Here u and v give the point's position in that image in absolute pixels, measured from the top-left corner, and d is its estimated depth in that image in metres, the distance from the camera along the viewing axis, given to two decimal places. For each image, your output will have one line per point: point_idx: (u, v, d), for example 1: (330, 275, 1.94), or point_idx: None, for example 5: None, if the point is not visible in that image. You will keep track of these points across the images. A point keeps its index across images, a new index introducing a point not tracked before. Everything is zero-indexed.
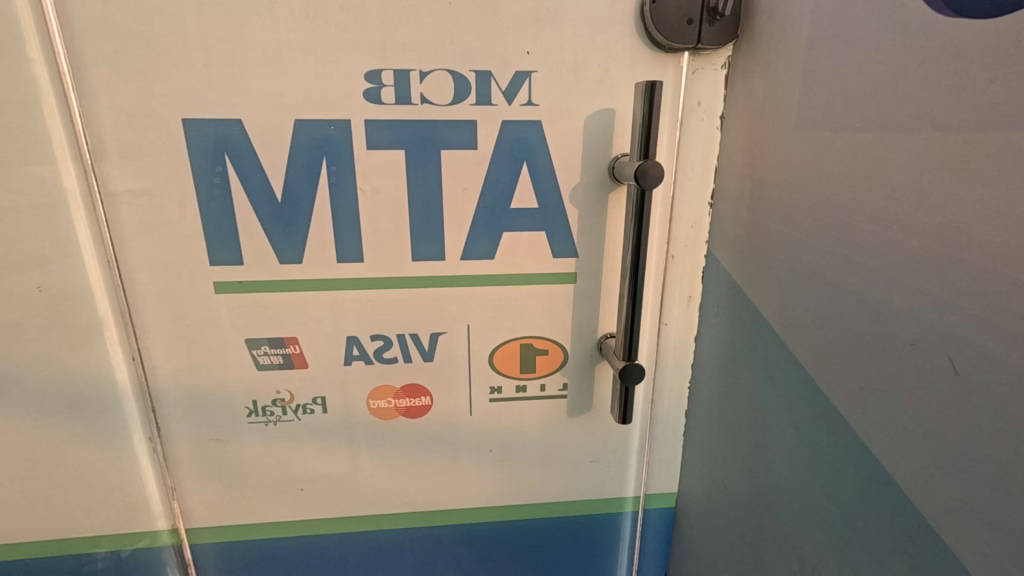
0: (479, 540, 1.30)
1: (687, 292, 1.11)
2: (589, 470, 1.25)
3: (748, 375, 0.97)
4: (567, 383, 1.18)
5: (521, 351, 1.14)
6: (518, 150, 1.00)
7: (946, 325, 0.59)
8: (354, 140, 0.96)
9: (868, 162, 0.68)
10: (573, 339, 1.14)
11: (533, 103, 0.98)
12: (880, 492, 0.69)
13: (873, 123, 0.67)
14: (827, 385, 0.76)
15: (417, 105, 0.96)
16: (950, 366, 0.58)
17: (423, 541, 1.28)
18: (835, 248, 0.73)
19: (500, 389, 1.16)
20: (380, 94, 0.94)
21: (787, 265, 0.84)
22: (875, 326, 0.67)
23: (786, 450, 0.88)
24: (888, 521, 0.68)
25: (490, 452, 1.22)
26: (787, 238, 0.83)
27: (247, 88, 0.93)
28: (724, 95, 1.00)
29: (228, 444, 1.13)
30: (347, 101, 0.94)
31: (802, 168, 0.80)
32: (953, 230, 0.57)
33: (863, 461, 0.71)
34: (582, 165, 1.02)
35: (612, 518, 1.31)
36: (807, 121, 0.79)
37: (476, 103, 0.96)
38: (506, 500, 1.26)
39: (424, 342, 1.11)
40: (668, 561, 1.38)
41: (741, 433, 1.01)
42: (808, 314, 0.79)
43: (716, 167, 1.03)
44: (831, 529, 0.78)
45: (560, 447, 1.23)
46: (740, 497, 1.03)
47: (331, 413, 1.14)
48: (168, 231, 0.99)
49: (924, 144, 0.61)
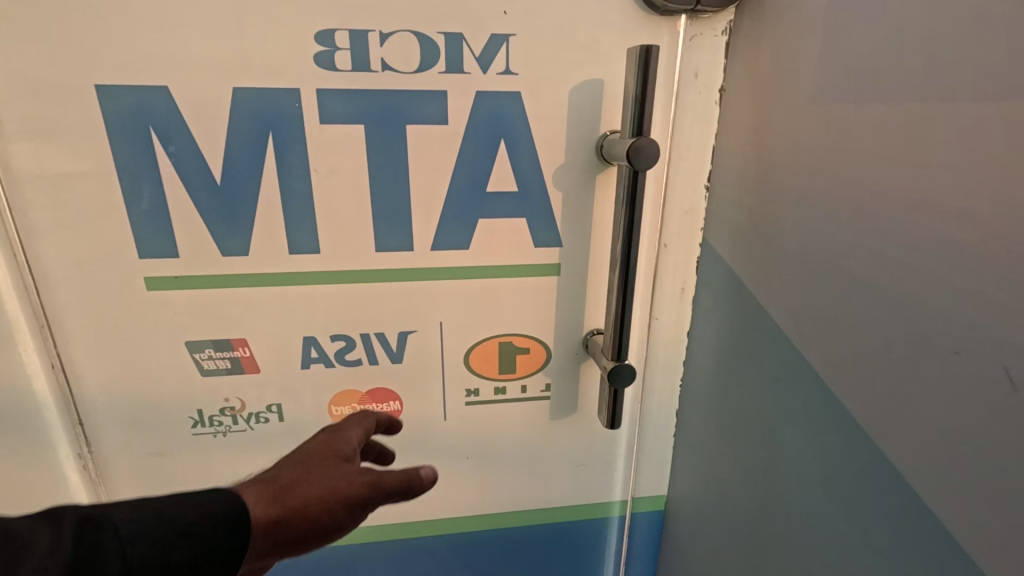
0: (471, 547, 1.22)
1: (680, 284, 1.01)
2: (574, 474, 1.17)
3: (749, 376, 0.89)
4: (550, 383, 1.08)
5: (500, 350, 1.04)
6: (493, 127, 0.88)
7: (999, 331, 0.50)
8: (304, 113, 0.83)
9: (901, 138, 0.58)
10: (557, 336, 1.04)
11: (511, 72, 0.86)
12: (905, 514, 0.61)
13: (910, 93, 0.57)
14: (843, 392, 0.68)
15: (377, 73, 0.83)
16: (1004, 380, 0.49)
17: (410, 549, 1.20)
18: (859, 238, 0.64)
19: (477, 391, 1.06)
20: (332, 59, 0.81)
21: (798, 256, 0.75)
22: (905, 330, 0.59)
23: (792, 459, 0.80)
24: (914, 546, 0.60)
25: (467, 459, 1.12)
26: (800, 226, 0.74)
27: (173, 50, 0.79)
28: (724, 65, 0.89)
29: (171, 458, 1.01)
30: (294, 67, 0.81)
31: (817, 146, 0.70)
32: (1012, 219, 0.48)
33: (885, 477, 0.63)
34: (567, 143, 0.91)
35: (598, 524, 1.23)
36: (827, 92, 0.69)
37: (446, 71, 0.84)
38: (484, 509, 1.17)
39: (392, 343, 1.00)
40: (655, 566, 1.31)
41: (740, 438, 0.93)
42: (822, 313, 0.70)
43: (715, 147, 0.93)
44: (845, 548, 0.71)
45: (543, 451, 1.14)
46: (737, 506, 0.95)
47: (288, 421, 1.02)
48: (86, 220, 0.85)
49: (976, 116, 0.51)
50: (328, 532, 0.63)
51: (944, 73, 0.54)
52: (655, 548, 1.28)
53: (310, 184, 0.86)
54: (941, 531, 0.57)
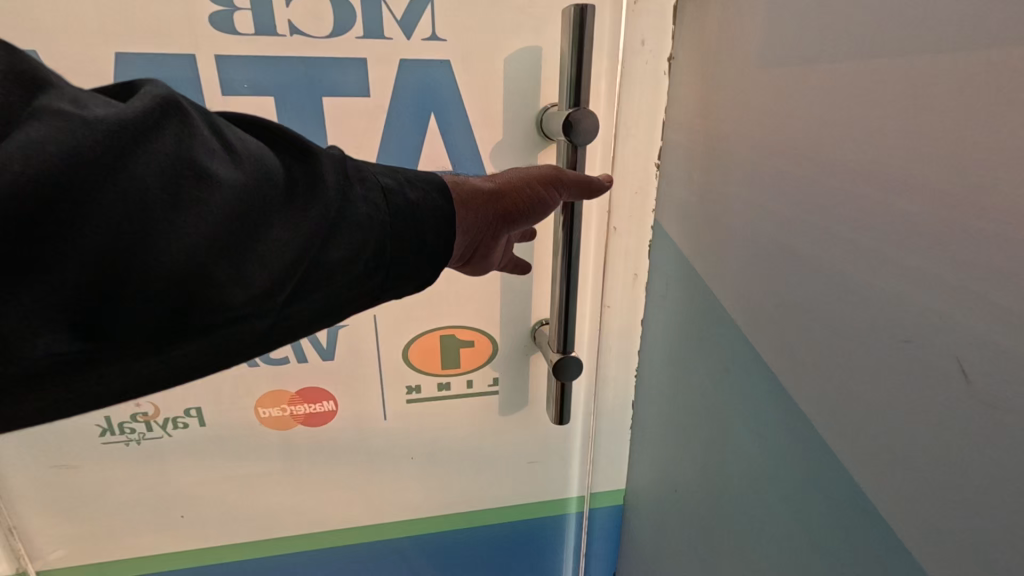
0: (444, 551, 1.16)
1: (630, 266, 0.95)
2: (528, 471, 1.11)
3: (699, 365, 0.83)
4: (497, 378, 1.02)
5: (442, 344, 0.96)
6: (422, 100, 0.79)
7: (952, 318, 0.44)
8: (203, 82, 0.74)
9: (851, 103, 0.52)
10: (502, 327, 0.97)
11: (438, 38, 0.77)
12: (851, 515, 0.56)
13: (861, 51, 0.51)
14: (791, 384, 0.63)
15: (285, 37, 0.73)
16: (957, 371, 0.44)
17: (377, 558, 1.13)
18: (808, 216, 0.58)
19: (419, 388, 0.99)
20: (231, 21, 0.72)
21: (747, 238, 0.69)
22: (855, 316, 0.53)
23: (741, 453, 0.75)
24: (861, 550, 0.55)
25: (412, 459, 1.05)
26: (749, 204, 0.68)
27: (42, 8, 0.68)
28: (672, 32, 0.82)
29: (80, 470, 0.92)
30: (187, 30, 0.71)
31: (767, 116, 0.64)
32: (967, 190, 0.42)
33: (832, 475, 0.58)
34: (504, 118, 0.83)
35: (555, 521, 1.18)
36: (775, 56, 0.62)
37: (365, 36, 0.75)
38: (434, 511, 1.11)
39: (322, 339, 0.92)
40: (616, 561, 1.26)
41: (691, 430, 0.88)
42: (771, 298, 0.65)
43: (665, 121, 0.87)
44: (793, 549, 0.66)
45: (494, 449, 1.08)
46: (689, 501, 0.91)
47: (210, 426, 0.94)
48: None
49: (929, 74, 0.45)
50: (523, 207, 0.67)
51: (896, 27, 0.47)
52: (614, 543, 1.24)
53: None
54: (887, 534, 0.52)
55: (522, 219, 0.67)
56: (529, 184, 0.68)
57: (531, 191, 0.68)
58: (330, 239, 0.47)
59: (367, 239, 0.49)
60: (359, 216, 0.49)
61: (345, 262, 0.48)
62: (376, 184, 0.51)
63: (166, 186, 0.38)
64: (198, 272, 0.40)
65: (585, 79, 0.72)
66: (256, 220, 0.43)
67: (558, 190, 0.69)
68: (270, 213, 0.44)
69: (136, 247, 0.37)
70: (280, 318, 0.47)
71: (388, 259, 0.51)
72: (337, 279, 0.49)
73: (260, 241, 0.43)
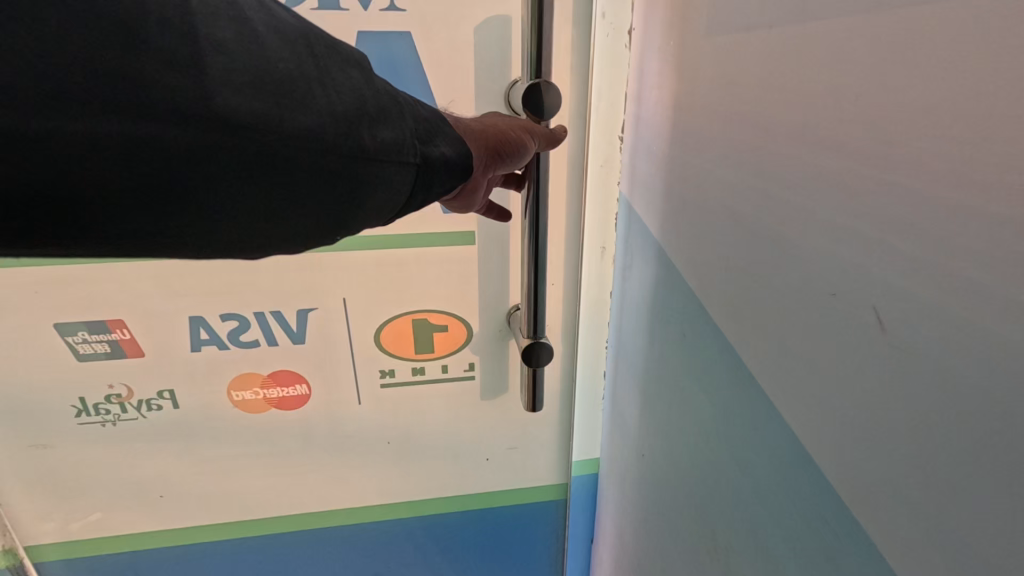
0: (435, 533, 1.16)
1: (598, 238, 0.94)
2: (508, 457, 1.10)
3: (654, 329, 0.82)
4: (474, 363, 0.99)
5: (415, 328, 0.94)
6: (383, 73, 0.77)
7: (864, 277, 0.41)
8: None
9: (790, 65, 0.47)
10: (476, 312, 0.95)
11: (397, 8, 0.74)
12: (775, 475, 0.55)
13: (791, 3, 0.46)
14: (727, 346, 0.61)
15: None
16: (867, 330, 0.41)
17: (365, 538, 1.13)
18: (744, 183, 0.55)
19: (393, 372, 0.97)
20: None
21: (695, 209, 0.66)
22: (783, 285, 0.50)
23: (688, 415, 0.74)
24: (782, 512, 0.54)
25: (389, 444, 1.04)
26: (697, 173, 0.65)
27: None
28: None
29: (57, 450, 0.93)
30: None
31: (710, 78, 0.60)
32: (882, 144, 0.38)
33: (760, 435, 0.57)
34: (469, 93, 0.79)
35: (537, 508, 1.16)
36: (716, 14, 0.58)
37: (320, 7, 0.72)
38: (414, 494, 1.10)
39: (292, 322, 0.91)
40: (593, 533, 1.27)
41: (648, 396, 0.88)
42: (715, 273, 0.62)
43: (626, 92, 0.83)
44: (729, 509, 0.65)
45: (473, 434, 1.06)
46: (648, 467, 0.91)
47: (184, 408, 0.94)
48: None
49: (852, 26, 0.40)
50: (507, 150, 0.64)
51: None
52: (594, 516, 1.26)
53: None
54: (803, 496, 0.50)
55: (505, 163, 0.65)
56: (509, 129, 0.65)
57: (513, 137, 0.65)
58: (382, 114, 0.46)
59: (413, 125, 0.49)
60: (402, 104, 0.49)
61: (394, 141, 0.46)
62: (406, 94, 0.52)
63: (257, 10, 0.40)
64: (281, 78, 0.39)
65: (546, 50, 0.68)
66: (327, 64, 0.44)
67: (534, 139, 0.67)
68: (340, 65, 0.45)
69: (240, 36, 0.38)
70: (332, 178, 0.43)
71: (424, 149, 0.49)
72: (389, 157, 0.46)
73: (334, 82, 0.43)
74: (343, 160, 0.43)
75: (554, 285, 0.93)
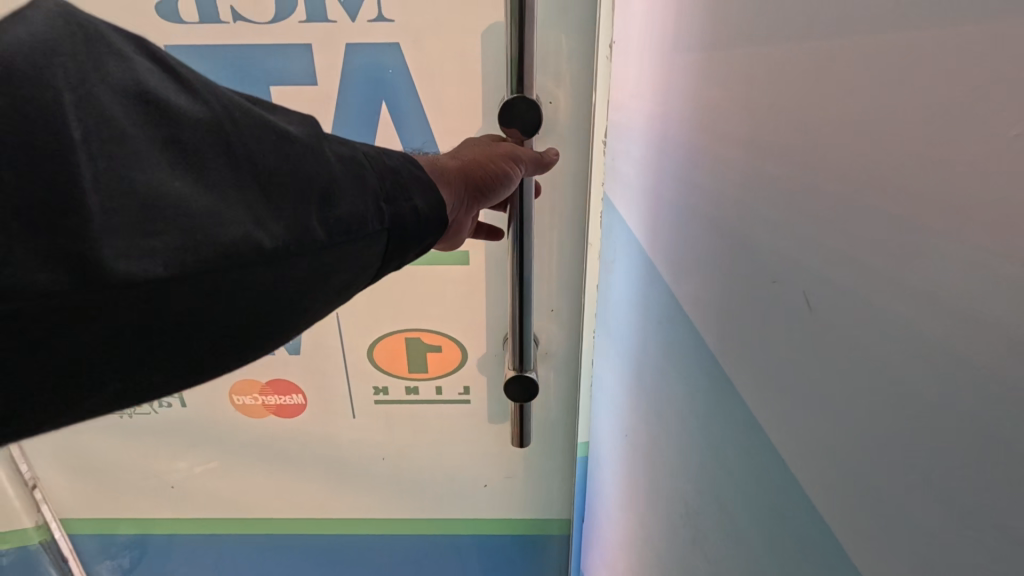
0: (430, 553, 1.13)
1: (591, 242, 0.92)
2: (504, 486, 1.04)
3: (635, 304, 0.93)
4: (469, 387, 0.95)
5: (408, 347, 0.91)
6: (372, 85, 0.74)
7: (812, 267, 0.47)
8: None
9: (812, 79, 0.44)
10: (471, 334, 0.90)
11: (385, 19, 0.71)
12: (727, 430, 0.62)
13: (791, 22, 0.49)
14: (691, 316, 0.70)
15: (229, 25, 0.70)
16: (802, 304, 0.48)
17: (361, 550, 1.12)
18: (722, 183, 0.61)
19: (386, 390, 0.95)
20: (176, 9, 0.70)
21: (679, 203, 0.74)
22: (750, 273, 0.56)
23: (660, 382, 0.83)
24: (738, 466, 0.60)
25: (383, 460, 1.02)
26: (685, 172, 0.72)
27: None
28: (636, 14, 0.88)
29: (83, 435, 1.00)
30: (133, 19, 0.70)
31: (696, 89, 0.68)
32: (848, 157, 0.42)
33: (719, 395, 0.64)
34: (461, 106, 0.75)
35: (537, 540, 1.10)
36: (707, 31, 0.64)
37: (308, 20, 0.70)
38: (409, 513, 1.08)
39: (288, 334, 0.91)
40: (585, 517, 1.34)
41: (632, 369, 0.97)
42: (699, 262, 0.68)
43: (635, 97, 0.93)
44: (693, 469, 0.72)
45: (468, 457, 1.02)
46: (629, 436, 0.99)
47: (190, 408, 0.97)
48: None
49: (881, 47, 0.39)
50: (489, 185, 0.60)
51: None
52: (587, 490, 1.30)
53: None
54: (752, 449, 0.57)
55: (486, 198, 0.60)
56: (490, 162, 0.59)
57: (494, 171, 0.59)
58: (330, 189, 0.41)
59: (377, 191, 0.45)
60: (357, 165, 0.44)
61: (358, 217, 0.42)
62: (357, 148, 0.46)
63: (155, 111, 0.33)
64: (197, 193, 0.33)
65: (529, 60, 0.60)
66: (257, 155, 0.37)
67: (517, 167, 0.62)
68: (278, 145, 0.39)
69: (127, 162, 0.31)
70: (298, 278, 0.39)
71: (392, 210, 0.45)
72: (351, 235, 0.41)
73: (263, 175, 0.37)
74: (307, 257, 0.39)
75: (551, 306, 0.88)
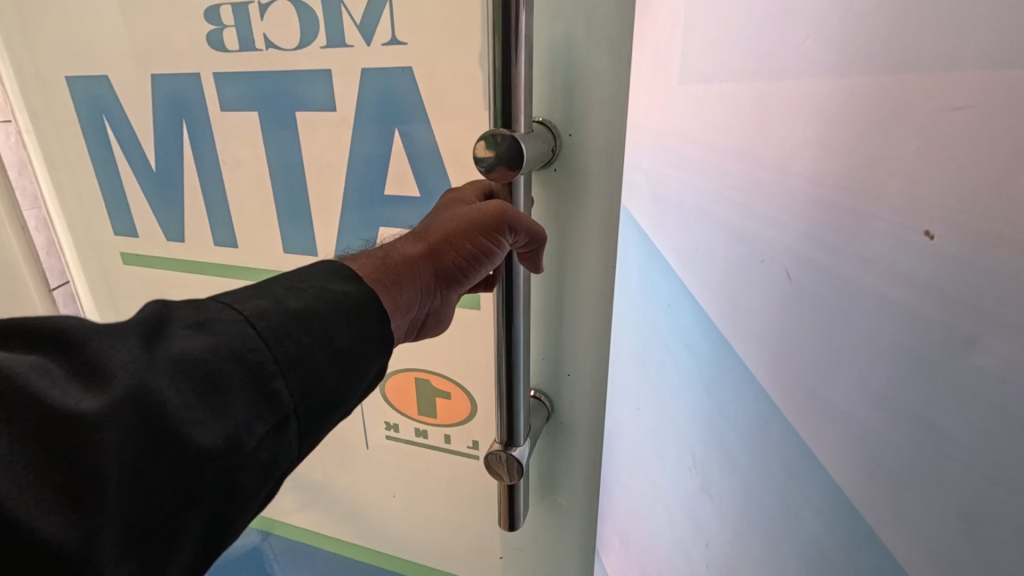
0: None
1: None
2: (514, 558, 0.92)
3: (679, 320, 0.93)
4: (478, 442, 0.86)
5: (417, 388, 0.85)
6: (385, 112, 0.69)
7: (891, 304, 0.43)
8: (208, 99, 0.78)
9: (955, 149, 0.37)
10: (481, 386, 0.81)
11: (398, 41, 0.65)
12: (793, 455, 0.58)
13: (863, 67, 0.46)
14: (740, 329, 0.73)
15: (262, 51, 0.72)
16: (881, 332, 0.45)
17: None
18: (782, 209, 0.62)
19: (397, 427, 0.90)
20: (223, 38, 0.73)
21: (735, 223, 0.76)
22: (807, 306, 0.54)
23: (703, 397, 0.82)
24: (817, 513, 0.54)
25: (392, 498, 0.97)
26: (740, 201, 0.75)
27: (105, 35, 0.80)
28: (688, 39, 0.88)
29: None
30: (192, 48, 0.75)
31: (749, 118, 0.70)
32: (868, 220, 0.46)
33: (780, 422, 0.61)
34: (472, 136, 0.66)
35: None
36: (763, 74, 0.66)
37: (328, 45, 0.68)
38: (417, 558, 1.01)
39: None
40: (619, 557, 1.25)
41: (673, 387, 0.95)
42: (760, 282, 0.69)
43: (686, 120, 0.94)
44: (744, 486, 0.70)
45: (478, 516, 0.92)
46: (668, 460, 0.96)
47: None
48: (71, 194, 0.94)
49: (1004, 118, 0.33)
50: (463, 267, 0.53)
51: None
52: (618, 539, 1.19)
53: (219, 175, 0.81)
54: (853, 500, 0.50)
55: (462, 278, 0.54)
56: (463, 245, 0.52)
57: (466, 253, 0.52)
58: (159, 456, 0.34)
59: (249, 382, 0.38)
60: (208, 358, 0.38)
61: (227, 437, 0.37)
62: (211, 351, 0.38)
63: None
64: None
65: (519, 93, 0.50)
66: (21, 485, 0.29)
67: (504, 241, 0.52)
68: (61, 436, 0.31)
69: None
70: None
71: (267, 412, 0.39)
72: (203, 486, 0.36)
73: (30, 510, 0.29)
74: (176, 515, 0.35)
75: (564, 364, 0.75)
